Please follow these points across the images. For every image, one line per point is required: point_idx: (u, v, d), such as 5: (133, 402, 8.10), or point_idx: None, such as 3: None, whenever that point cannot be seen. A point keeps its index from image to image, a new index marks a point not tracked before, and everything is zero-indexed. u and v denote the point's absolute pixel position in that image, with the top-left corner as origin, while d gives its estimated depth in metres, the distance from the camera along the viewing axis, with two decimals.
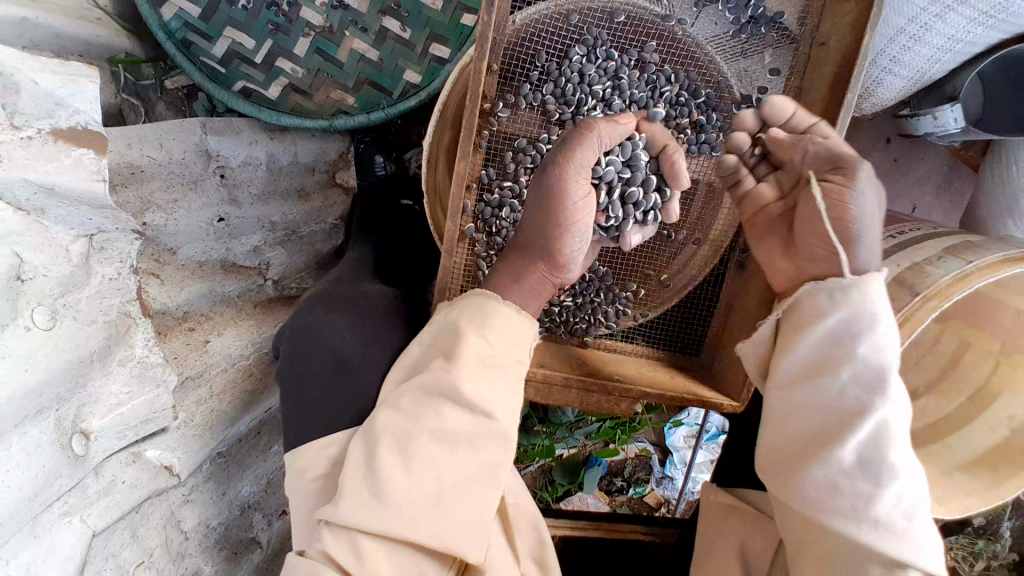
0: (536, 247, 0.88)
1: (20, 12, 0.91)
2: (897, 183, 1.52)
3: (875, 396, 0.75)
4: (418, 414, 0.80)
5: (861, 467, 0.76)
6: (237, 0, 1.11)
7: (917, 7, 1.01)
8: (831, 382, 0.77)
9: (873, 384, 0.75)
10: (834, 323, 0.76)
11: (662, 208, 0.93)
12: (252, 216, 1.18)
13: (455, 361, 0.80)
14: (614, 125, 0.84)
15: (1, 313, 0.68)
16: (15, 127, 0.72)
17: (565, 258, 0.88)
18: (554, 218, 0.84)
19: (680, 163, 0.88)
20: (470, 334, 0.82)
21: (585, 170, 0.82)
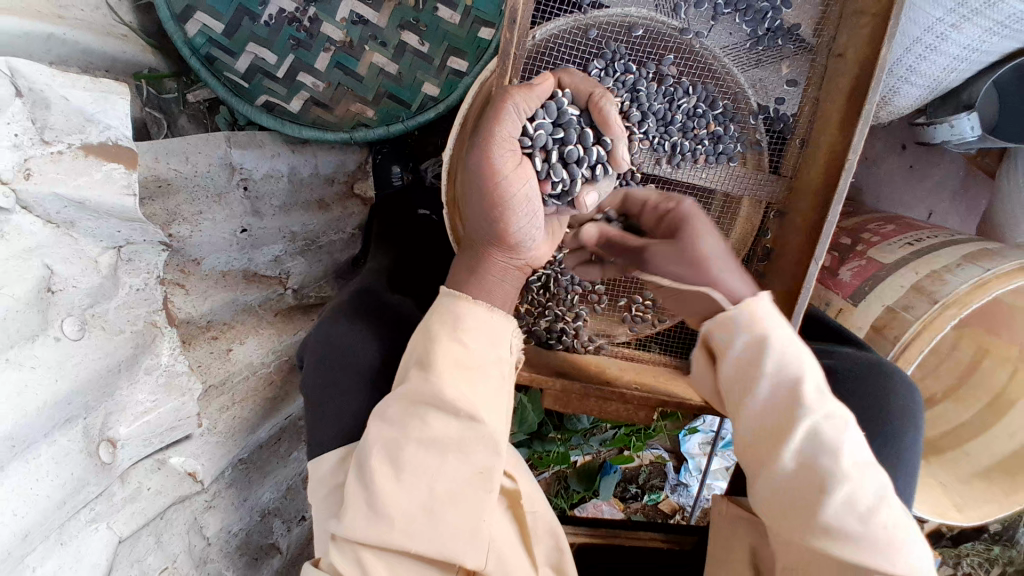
0: (490, 234, 0.86)
1: (49, 29, 0.93)
2: (913, 189, 1.51)
3: (798, 404, 0.74)
4: (404, 423, 0.79)
5: (799, 475, 0.73)
6: (259, 16, 1.14)
7: (933, 17, 1.01)
8: (753, 396, 0.77)
9: (790, 393, 0.75)
10: (751, 343, 0.77)
11: (607, 159, 0.91)
12: (274, 227, 1.21)
13: (433, 371, 0.79)
14: (530, 92, 0.82)
15: (33, 323, 0.71)
16: (46, 142, 0.75)
17: (517, 237, 0.86)
18: (492, 199, 0.82)
19: (607, 107, 0.87)
20: (443, 339, 0.81)
21: (508, 144, 0.82)
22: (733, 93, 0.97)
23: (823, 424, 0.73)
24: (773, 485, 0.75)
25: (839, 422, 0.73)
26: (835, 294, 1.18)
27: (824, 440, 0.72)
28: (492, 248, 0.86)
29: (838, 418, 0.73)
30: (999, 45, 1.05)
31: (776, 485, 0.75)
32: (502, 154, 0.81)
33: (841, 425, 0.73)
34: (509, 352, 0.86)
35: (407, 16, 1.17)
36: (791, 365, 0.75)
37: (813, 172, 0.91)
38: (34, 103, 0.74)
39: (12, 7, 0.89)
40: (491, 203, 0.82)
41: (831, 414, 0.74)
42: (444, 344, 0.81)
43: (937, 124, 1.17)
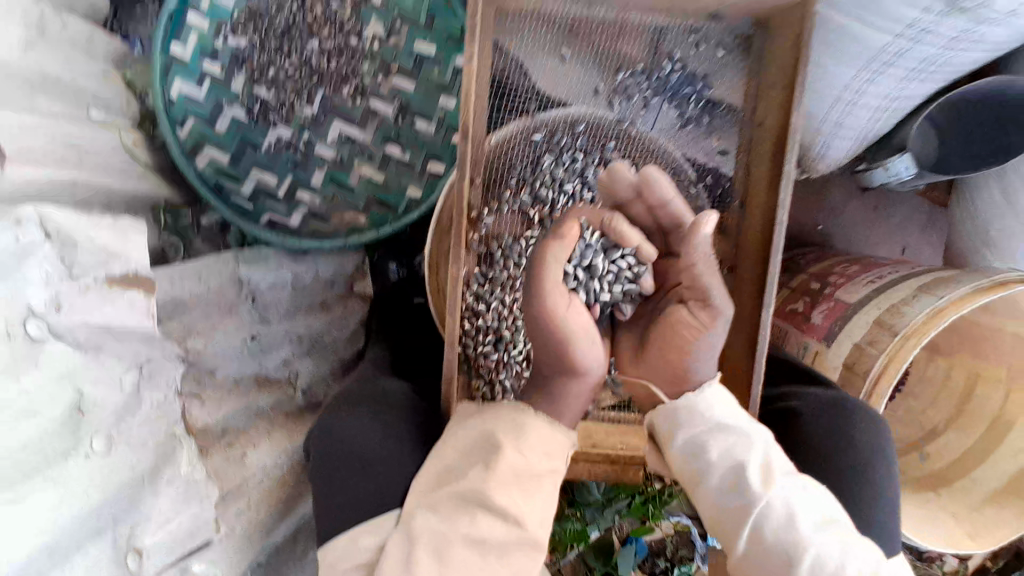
0: (554, 365, 0.91)
1: (72, 175, 1.03)
2: (879, 228, 1.61)
3: (745, 477, 0.82)
4: (454, 518, 0.83)
5: (764, 547, 0.79)
6: (261, 146, 1.29)
7: (849, 76, 1.06)
8: (704, 476, 0.85)
9: (737, 467, 0.83)
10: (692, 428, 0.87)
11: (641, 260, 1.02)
12: (281, 331, 1.29)
13: (491, 472, 0.83)
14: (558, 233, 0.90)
15: (65, 442, 0.80)
16: (74, 278, 0.84)
17: (583, 361, 0.90)
18: (550, 334, 0.90)
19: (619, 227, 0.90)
20: (508, 450, 0.85)
21: (557, 286, 0.90)
22: (673, 167, 1.06)
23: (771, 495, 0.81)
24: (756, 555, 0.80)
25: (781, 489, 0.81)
26: (810, 338, 1.25)
27: (776, 509, 0.79)
28: (556, 379, 0.92)
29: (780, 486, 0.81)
30: (923, 89, 1.11)
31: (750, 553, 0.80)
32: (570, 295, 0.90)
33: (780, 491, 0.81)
34: (561, 464, 0.89)
35: (390, 132, 1.32)
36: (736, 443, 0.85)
37: (753, 227, 0.99)
38: (62, 244, 0.84)
39: (48, 153, 0.99)
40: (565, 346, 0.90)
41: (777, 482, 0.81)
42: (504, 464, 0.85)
43: (874, 167, 1.28)
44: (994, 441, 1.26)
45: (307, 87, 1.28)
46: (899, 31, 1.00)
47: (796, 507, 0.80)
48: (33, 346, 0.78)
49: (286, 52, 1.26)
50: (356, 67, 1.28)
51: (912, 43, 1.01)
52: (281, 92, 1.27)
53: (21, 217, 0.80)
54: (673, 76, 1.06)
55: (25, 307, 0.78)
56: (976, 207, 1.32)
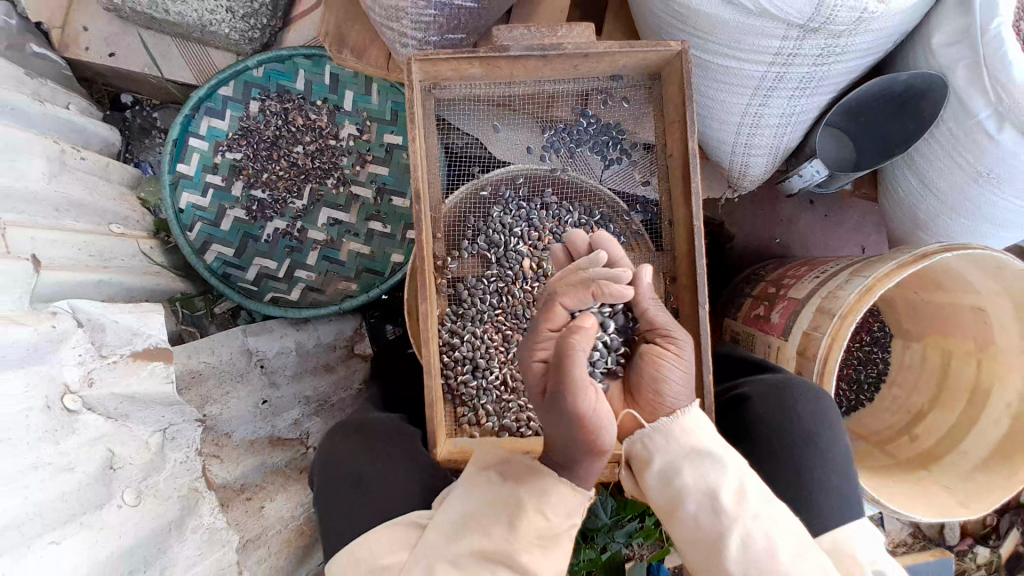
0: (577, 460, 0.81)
1: (99, 276, 1.22)
2: (836, 232, 1.73)
3: (722, 504, 0.82)
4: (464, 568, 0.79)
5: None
6: (262, 237, 1.52)
7: (743, 103, 1.24)
8: (682, 503, 0.84)
9: (714, 497, 0.83)
10: (664, 456, 0.87)
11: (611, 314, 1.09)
12: (289, 394, 1.45)
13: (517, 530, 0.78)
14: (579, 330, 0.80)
15: (98, 494, 0.94)
16: (104, 355, 1.03)
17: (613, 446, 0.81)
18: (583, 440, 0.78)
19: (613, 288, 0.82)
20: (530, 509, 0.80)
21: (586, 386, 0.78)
22: (603, 202, 1.23)
23: (749, 522, 0.81)
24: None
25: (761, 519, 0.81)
26: (772, 336, 1.33)
27: (756, 539, 0.80)
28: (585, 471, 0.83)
29: (760, 517, 0.81)
30: (812, 102, 1.25)
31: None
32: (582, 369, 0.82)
33: (760, 522, 0.81)
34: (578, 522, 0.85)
35: (372, 211, 1.53)
36: (718, 469, 0.84)
37: (680, 246, 1.10)
38: (94, 329, 1.03)
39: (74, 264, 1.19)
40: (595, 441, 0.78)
41: (756, 512, 0.82)
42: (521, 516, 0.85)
43: (790, 175, 1.42)
44: (975, 412, 1.30)
45: (298, 184, 1.53)
46: (769, 60, 1.15)
47: (774, 538, 0.80)
48: (70, 417, 0.94)
49: (275, 158, 1.53)
50: (337, 161, 1.53)
51: (786, 68, 1.16)
52: (274, 191, 1.53)
53: (57, 311, 0.99)
54: (589, 128, 1.25)
55: (62, 385, 0.95)
56: (899, 192, 1.45)
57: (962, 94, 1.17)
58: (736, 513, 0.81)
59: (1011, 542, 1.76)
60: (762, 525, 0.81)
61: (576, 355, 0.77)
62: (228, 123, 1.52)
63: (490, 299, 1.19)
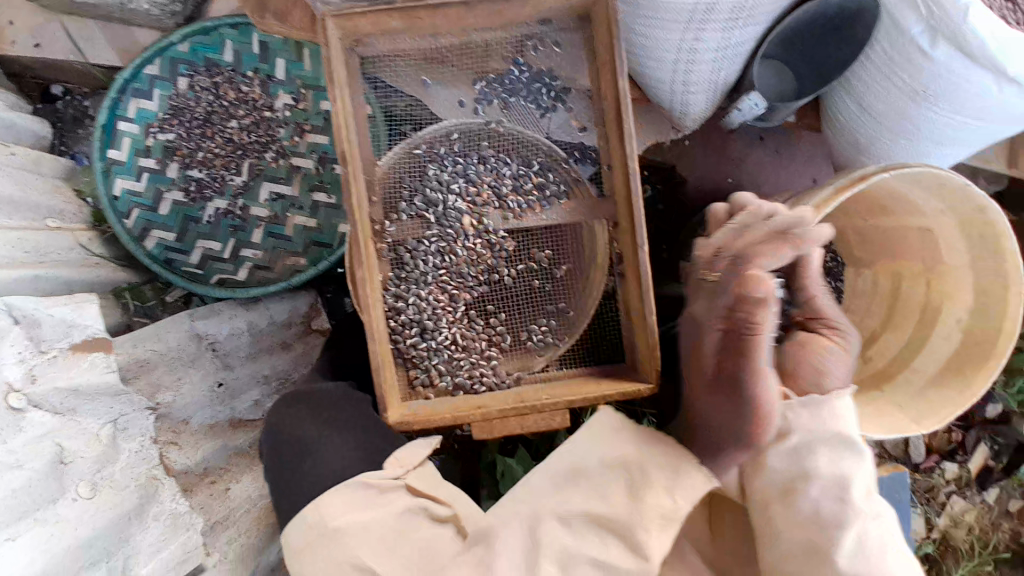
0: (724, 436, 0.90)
1: (32, 271, 1.17)
2: (788, 167, 1.72)
3: (846, 504, 0.86)
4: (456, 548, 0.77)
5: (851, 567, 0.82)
6: (201, 218, 1.46)
7: (676, 40, 1.21)
8: (804, 490, 0.88)
9: (840, 492, 0.87)
10: (797, 440, 0.91)
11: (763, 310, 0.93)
12: (246, 374, 1.42)
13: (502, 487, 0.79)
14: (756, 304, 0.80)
15: (49, 490, 0.92)
16: (42, 351, 0.99)
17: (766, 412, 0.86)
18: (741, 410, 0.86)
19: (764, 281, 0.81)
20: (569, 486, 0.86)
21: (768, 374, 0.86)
22: (542, 150, 1.19)
23: (867, 524, 0.85)
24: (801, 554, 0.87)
25: (877, 525, 0.85)
26: (724, 275, 1.33)
27: (871, 534, 0.84)
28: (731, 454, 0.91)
29: (874, 516, 0.86)
30: (748, 35, 1.23)
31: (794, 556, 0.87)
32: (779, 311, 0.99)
33: (874, 527, 0.85)
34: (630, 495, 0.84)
35: (314, 181, 1.48)
36: (858, 474, 0.89)
37: (619, 189, 1.08)
38: (28, 325, 0.99)
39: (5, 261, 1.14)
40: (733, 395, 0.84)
41: (869, 516, 0.86)
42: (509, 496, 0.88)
43: (731, 110, 1.40)
44: (926, 330, 1.33)
45: (235, 160, 1.47)
46: None
47: (887, 548, 0.84)
48: (15, 415, 0.92)
49: (210, 135, 1.47)
50: (273, 133, 1.47)
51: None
52: (211, 169, 1.47)
53: None
54: (522, 76, 1.20)
55: (5, 383, 0.92)
56: (840, 119, 1.50)
57: (894, 12, 1.19)
58: (862, 508, 0.85)
59: (982, 458, 1.77)
60: (876, 528, 0.85)
61: (764, 337, 0.82)
62: (157, 103, 1.44)
63: (434, 260, 1.18)
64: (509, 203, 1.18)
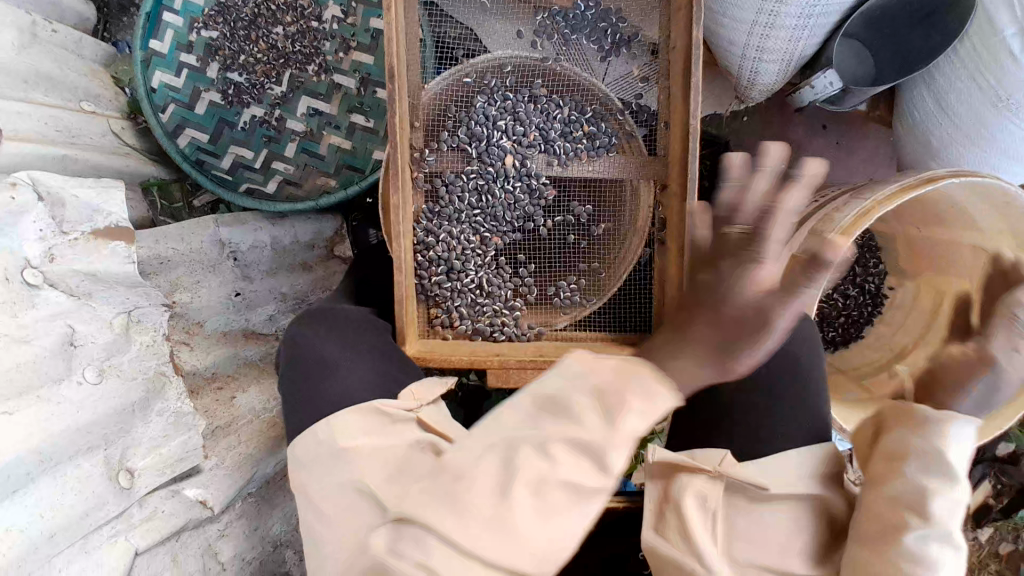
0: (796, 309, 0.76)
1: (62, 151, 1.15)
2: (847, 161, 1.64)
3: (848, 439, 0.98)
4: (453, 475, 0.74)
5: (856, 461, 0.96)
6: (237, 124, 1.43)
7: (758, 0, 1.10)
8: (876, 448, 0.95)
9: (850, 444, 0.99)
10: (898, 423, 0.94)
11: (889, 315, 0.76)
12: (265, 288, 1.42)
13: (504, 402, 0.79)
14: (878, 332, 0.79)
15: (59, 368, 0.93)
16: (65, 232, 1.00)
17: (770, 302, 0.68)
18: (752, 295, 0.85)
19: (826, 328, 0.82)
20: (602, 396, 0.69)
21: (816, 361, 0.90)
22: (597, 98, 1.12)
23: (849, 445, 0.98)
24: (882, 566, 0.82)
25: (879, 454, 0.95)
26: None
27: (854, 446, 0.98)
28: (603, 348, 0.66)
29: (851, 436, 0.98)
30: (832, 5, 1.11)
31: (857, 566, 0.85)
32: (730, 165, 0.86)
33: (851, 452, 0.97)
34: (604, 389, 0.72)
35: (353, 102, 1.43)
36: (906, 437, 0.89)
37: (674, 147, 1.01)
38: (53, 204, 1.00)
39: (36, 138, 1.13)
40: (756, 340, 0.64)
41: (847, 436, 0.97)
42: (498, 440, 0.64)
43: (801, 88, 1.29)
44: None
45: (277, 68, 1.42)
46: None
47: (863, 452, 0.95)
48: (30, 291, 0.92)
49: (254, 40, 1.41)
50: (318, 46, 1.41)
51: None
52: (251, 74, 1.42)
53: (16, 182, 0.96)
54: (588, 12, 1.11)
55: (22, 259, 0.93)
56: (913, 114, 1.37)
57: (989, 6, 1.13)
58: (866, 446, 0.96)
59: (983, 493, 1.72)
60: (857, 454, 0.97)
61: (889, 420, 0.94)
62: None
63: (466, 195, 1.13)
64: (556, 148, 1.12)
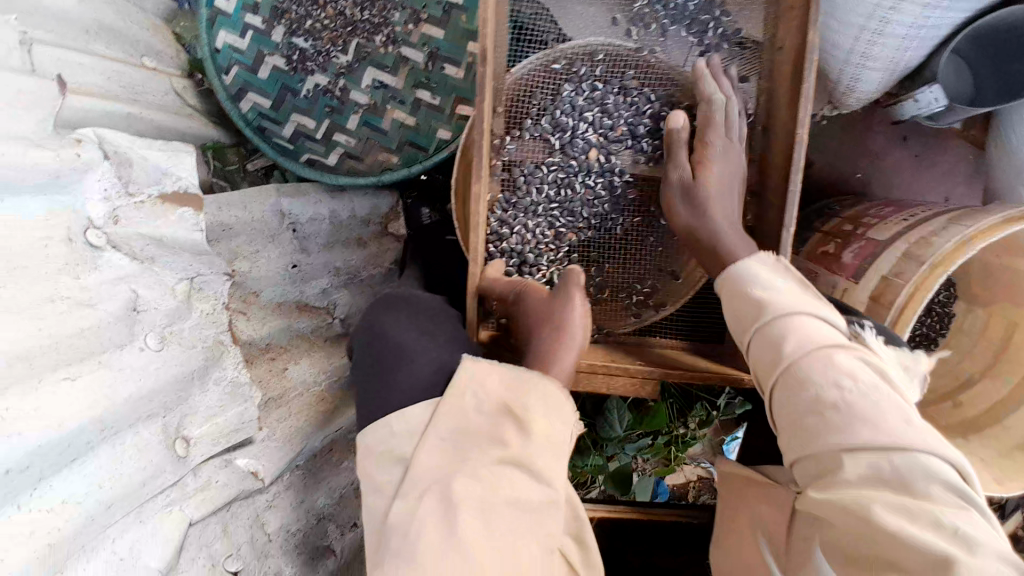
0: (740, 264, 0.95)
1: (129, 109, 1.13)
2: (924, 175, 1.56)
3: (811, 326, 0.85)
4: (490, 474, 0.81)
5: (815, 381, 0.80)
6: (300, 91, 1.39)
7: (871, 5, 1.08)
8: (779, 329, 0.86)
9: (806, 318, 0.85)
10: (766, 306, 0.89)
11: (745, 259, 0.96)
12: (321, 262, 1.41)
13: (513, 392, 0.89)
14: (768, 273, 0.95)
15: (121, 335, 0.93)
16: (132, 194, 0.99)
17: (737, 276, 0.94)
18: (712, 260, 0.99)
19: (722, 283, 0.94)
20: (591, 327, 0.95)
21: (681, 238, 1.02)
22: (691, 94, 1.07)
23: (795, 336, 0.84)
24: (838, 447, 0.76)
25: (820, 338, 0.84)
26: (840, 275, 1.26)
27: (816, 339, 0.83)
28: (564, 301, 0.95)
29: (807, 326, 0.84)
30: (947, 17, 1.09)
31: (818, 470, 0.79)
32: (705, 112, 1.02)
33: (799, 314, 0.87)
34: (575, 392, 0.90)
35: (420, 77, 1.38)
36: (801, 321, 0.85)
37: (776, 155, 1.01)
38: (122, 163, 0.99)
39: (103, 93, 1.10)
40: (571, 340, 0.93)
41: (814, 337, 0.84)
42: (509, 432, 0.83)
43: (903, 102, 1.23)
44: None
45: (344, 36, 1.35)
46: None
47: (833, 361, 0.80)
48: (93, 252, 0.91)
49: (322, 5, 1.34)
50: (387, 15, 1.34)
51: None
52: (318, 41, 1.35)
53: (82, 139, 0.95)
54: (691, 3, 1.08)
55: (85, 219, 0.91)
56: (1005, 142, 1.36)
57: None
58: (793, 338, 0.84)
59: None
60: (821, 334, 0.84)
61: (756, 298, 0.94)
62: None
63: (545, 189, 1.11)
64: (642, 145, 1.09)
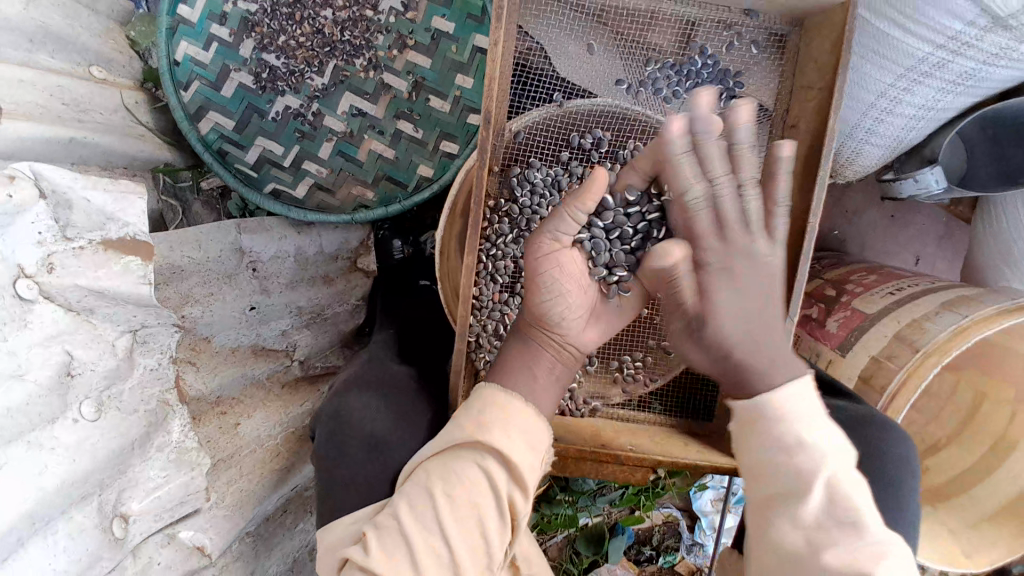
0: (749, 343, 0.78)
1: (71, 133, 0.98)
2: (897, 236, 1.57)
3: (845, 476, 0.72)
4: (446, 475, 0.80)
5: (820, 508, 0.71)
6: (267, 113, 1.26)
7: (884, 83, 1.07)
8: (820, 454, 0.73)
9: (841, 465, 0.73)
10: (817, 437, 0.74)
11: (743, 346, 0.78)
12: (280, 303, 1.29)
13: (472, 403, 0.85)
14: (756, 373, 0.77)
15: (53, 407, 0.78)
16: (67, 239, 0.82)
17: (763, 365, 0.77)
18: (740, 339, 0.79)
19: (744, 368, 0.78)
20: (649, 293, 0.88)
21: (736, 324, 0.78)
22: None
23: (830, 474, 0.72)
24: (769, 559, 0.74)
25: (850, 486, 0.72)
26: (823, 346, 1.22)
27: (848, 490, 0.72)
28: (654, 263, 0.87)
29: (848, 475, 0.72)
30: (955, 102, 1.09)
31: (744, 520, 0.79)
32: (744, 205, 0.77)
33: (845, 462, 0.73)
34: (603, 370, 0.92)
35: (402, 106, 1.27)
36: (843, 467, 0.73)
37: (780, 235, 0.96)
38: (57, 205, 0.82)
39: (42, 115, 0.95)
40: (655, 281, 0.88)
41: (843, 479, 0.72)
42: (489, 471, 0.79)
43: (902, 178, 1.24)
44: None
45: (320, 56, 1.24)
46: (939, 43, 0.99)
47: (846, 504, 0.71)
48: (23, 306, 0.76)
49: (297, 20, 1.22)
50: (370, 38, 1.23)
51: (953, 56, 1.00)
52: (290, 59, 1.24)
53: (16, 176, 0.77)
54: (704, 70, 1.03)
55: (13, 266, 0.76)
56: (992, 215, 1.33)
57: None
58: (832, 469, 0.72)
59: None
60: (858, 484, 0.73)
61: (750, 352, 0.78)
62: None
63: None
64: None
